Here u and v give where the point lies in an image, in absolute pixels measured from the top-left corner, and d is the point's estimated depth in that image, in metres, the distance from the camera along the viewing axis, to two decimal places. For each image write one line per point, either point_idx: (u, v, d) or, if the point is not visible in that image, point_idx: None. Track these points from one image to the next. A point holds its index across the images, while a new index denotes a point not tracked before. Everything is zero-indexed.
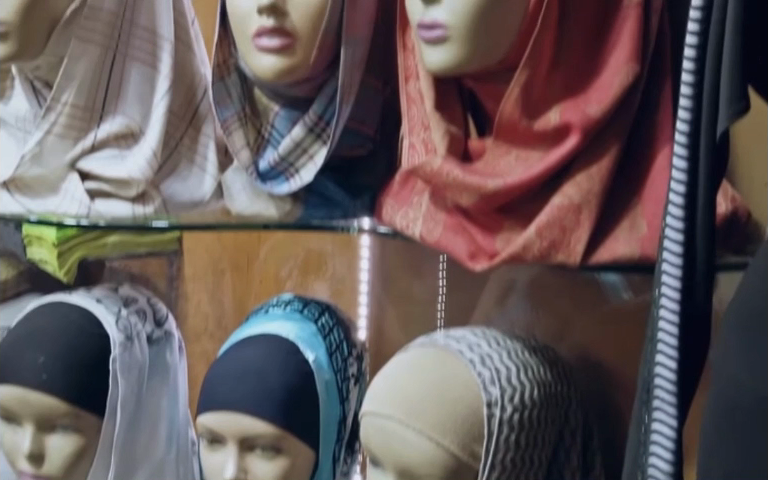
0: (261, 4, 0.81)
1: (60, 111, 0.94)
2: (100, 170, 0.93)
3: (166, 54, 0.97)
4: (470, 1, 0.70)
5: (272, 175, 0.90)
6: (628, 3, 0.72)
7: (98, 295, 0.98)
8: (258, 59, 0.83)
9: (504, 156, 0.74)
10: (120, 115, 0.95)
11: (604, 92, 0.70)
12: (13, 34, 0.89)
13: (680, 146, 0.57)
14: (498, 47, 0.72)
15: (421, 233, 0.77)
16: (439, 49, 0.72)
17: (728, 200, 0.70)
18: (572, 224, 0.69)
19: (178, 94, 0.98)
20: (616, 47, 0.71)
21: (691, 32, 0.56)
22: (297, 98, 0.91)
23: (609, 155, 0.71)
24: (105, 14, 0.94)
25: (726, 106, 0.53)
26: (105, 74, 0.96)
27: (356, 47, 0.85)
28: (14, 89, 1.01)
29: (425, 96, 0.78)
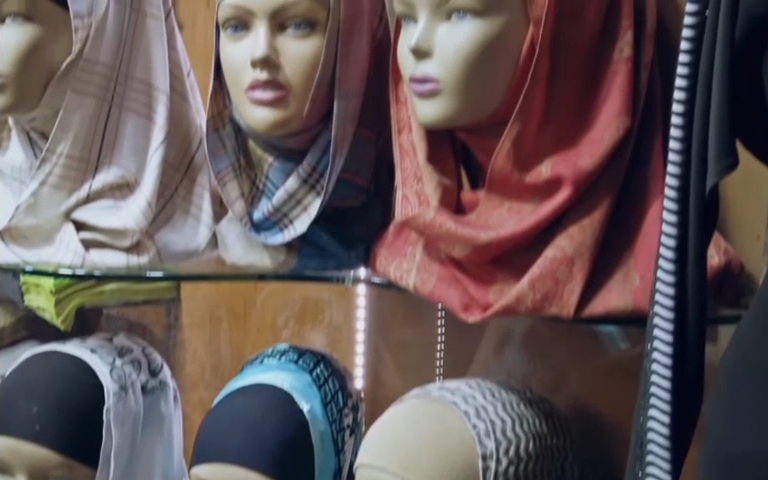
0: (254, 57, 0.82)
1: (56, 162, 0.94)
2: (93, 219, 0.92)
3: (161, 105, 0.97)
4: (461, 55, 0.70)
5: (266, 225, 0.90)
6: (618, 58, 0.72)
7: (92, 345, 0.97)
8: (251, 111, 0.83)
9: (496, 209, 0.74)
10: (115, 166, 0.95)
11: (595, 145, 0.70)
12: (10, 85, 0.89)
13: (670, 200, 0.56)
14: (490, 99, 0.72)
15: (415, 283, 0.77)
16: (431, 103, 0.73)
17: (720, 252, 0.69)
18: (564, 276, 0.68)
19: (173, 145, 0.98)
20: (606, 101, 0.71)
21: (679, 87, 0.56)
22: (291, 150, 0.91)
23: (601, 207, 0.70)
24: (101, 67, 0.95)
25: (714, 162, 0.53)
26: (101, 125, 0.96)
27: (348, 99, 0.85)
28: (11, 139, 1.01)
29: (418, 147, 0.79)
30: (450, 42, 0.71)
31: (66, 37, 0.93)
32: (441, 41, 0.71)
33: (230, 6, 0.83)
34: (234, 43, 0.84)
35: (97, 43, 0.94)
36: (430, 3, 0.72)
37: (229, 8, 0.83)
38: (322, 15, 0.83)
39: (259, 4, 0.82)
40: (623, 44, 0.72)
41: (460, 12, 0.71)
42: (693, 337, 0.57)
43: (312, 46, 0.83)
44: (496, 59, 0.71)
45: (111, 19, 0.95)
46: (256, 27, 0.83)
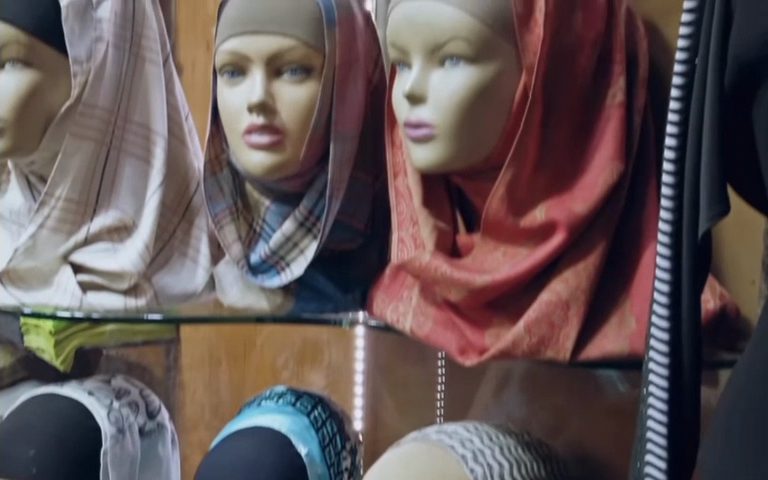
0: (251, 101, 0.82)
1: (54, 205, 0.93)
2: (91, 262, 0.92)
3: (158, 148, 0.97)
4: (454, 101, 0.71)
5: (263, 267, 0.90)
6: (610, 103, 0.72)
7: (90, 388, 0.97)
8: (250, 155, 0.84)
9: (492, 252, 0.74)
10: (113, 210, 0.95)
11: (589, 190, 0.70)
12: (10, 129, 0.89)
13: (663, 246, 0.56)
14: (483, 144, 0.72)
15: (412, 326, 0.77)
16: (425, 147, 0.73)
17: (716, 295, 0.69)
18: (560, 320, 0.68)
19: (171, 189, 0.98)
20: (600, 146, 0.71)
21: (670, 134, 0.56)
22: (288, 193, 0.91)
23: (596, 251, 0.70)
24: (100, 111, 0.94)
25: (706, 209, 0.53)
26: (99, 168, 0.95)
27: (345, 143, 0.85)
28: (10, 183, 1.01)
29: (413, 191, 0.79)
30: (443, 87, 0.72)
31: (65, 81, 0.92)
32: (435, 87, 0.72)
33: (227, 52, 0.83)
34: (231, 87, 0.84)
35: (95, 87, 0.93)
36: (423, 49, 0.72)
37: (227, 54, 0.84)
38: (318, 61, 0.83)
39: (256, 49, 0.82)
40: (615, 90, 0.72)
41: (453, 58, 0.71)
42: (688, 385, 0.57)
43: (308, 91, 0.83)
44: (489, 104, 0.71)
45: (110, 62, 0.94)
46: (253, 73, 0.83)
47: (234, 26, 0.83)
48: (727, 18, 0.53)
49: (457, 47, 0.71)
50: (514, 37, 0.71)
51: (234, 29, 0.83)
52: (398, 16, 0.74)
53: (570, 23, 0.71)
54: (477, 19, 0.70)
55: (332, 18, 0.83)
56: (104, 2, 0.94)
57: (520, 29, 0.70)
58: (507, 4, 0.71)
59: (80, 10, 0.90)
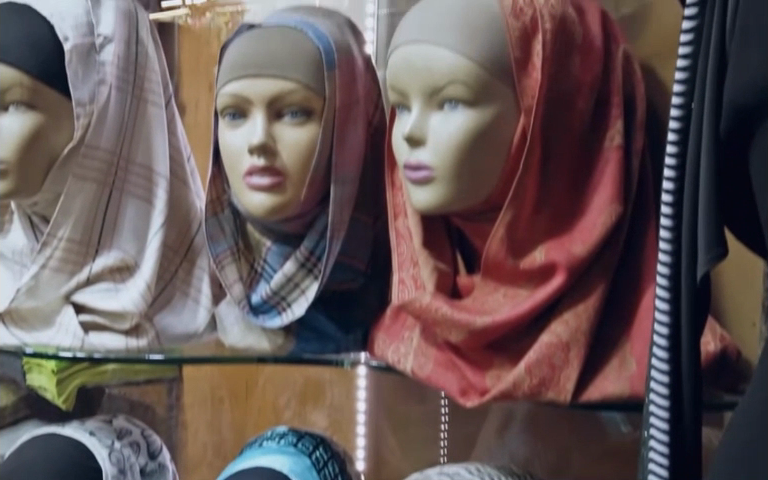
0: (252, 143, 0.83)
1: (57, 246, 0.93)
2: (93, 302, 0.92)
3: (161, 190, 0.97)
4: (453, 143, 0.71)
5: (264, 307, 0.90)
6: (608, 145, 0.72)
7: (91, 428, 0.96)
8: (250, 197, 0.84)
9: (492, 293, 0.74)
10: (115, 250, 0.94)
11: (588, 233, 0.70)
12: (12, 173, 0.89)
13: (662, 288, 0.56)
14: (483, 186, 0.72)
15: (413, 368, 0.77)
16: (425, 190, 0.73)
17: (716, 337, 0.69)
18: (560, 362, 0.68)
19: (172, 230, 0.98)
20: (598, 188, 0.72)
21: (667, 178, 0.56)
22: (289, 234, 0.91)
23: (596, 293, 0.70)
24: (101, 152, 0.94)
25: (704, 252, 0.53)
26: (101, 210, 0.95)
27: (346, 185, 0.86)
28: (12, 223, 1.01)
29: (413, 232, 0.79)
30: (442, 130, 0.72)
31: (67, 125, 0.92)
32: (435, 129, 0.72)
33: (229, 94, 0.84)
34: (233, 129, 0.85)
35: (98, 129, 0.93)
36: (423, 92, 0.72)
37: (228, 96, 0.84)
38: (317, 103, 0.84)
39: (257, 91, 0.83)
40: (613, 132, 0.73)
41: (452, 101, 0.72)
42: (689, 427, 0.56)
43: (308, 133, 0.84)
44: (489, 147, 0.71)
45: (112, 106, 0.94)
46: (254, 115, 0.84)
47: (234, 70, 0.84)
48: (721, 64, 0.54)
49: (456, 90, 0.71)
50: (513, 80, 0.71)
51: (235, 72, 0.84)
52: (397, 59, 0.74)
53: (567, 66, 0.71)
54: (475, 63, 0.70)
55: (332, 61, 0.84)
56: (106, 45, 0.93)
57: (517, 72, 0.71)
58: (505, 45, 0.70)
59: (83, 53, 0.91)
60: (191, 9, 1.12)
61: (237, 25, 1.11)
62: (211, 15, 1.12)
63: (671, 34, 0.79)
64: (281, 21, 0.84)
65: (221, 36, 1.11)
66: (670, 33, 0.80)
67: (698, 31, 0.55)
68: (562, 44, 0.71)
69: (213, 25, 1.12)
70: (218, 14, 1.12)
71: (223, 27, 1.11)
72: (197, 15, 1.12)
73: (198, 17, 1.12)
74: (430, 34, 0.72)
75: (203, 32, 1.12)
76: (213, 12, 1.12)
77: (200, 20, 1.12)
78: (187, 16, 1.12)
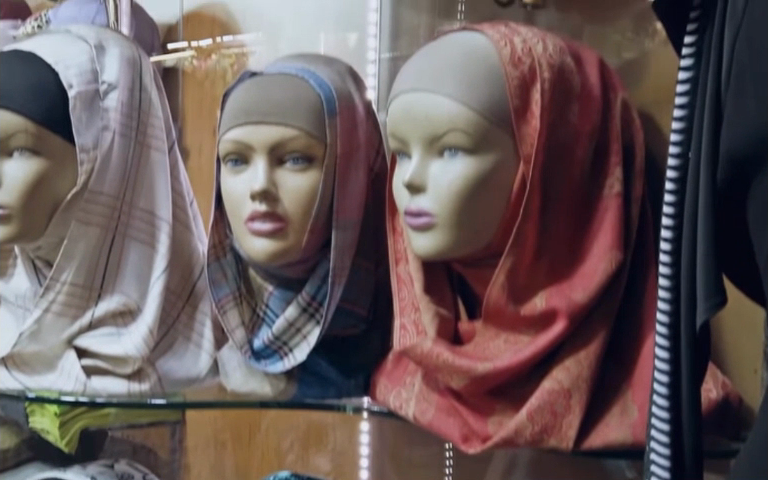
0: (253, 189, 0.83)
1: (59, 290, 0.92)
2: (99, 347, 0.91)
3: (163, 234, 0.96)
4: (453, 190, 0.71)
5: (266, 352, 0.89)
6: (607, 194, 0.73)
7: (93, 472, 0.96)
8: (252, 242, 0.84)
9: (493, 339, 0.73)
10: (118, 294, 0.93)
11: (588, 279, 0.70)
12: (16, 217, 0.89)
13: (661, 337, 0.57)
14: (483, 232, 0.72)
15: (414, 413, 0.77)
16: (426, 235, 0.73)
17: (718, 384, 0.68)
18: (562, 409, 0.68)
19: (175, 274, 0.97)
20: (598, 235, 0.72)
21: (666, 227, 0.57)
22: (291, 279, 0.89)
23: (597, 340, 0.70)
24: (105, 197, 0.93)
25: (703, 301, 0.53)
26: (104, 253, 0.94)
27: (347, 230, 0.86)
28: (15, 267, 1.01)
29: (414, 277, 0.79)
30: (442, 178, 0.72)
31: (71, 169, 0.92)
32: (435, 177, 0.72)
33: (231, 140, 0.85)
34: (234, 175, 0.85)
35: (101, 175, 0.92)
36: (423, 139, 0.73)
37: (229, 142, 0.85)
38: (318, 150, 0.84)
39: (259, 138, 0.83)
40: (612, 180, 0.73)
41: (452, 149, 0.72)
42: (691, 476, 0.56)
43: (309, 179, 0.84)
44: (488, 194, 0.72)
45: (116, 152, 0.93)
46: (255, 161, 0.84)
47: (236, 117, 0.84)
48: (717, 113, 0.54)
49: (456, 138, 0.71)
50: (512, 128, 0.71)
51: (237, 119, 0.84)
52: (397, 108, 0.74)
53: (566, 115, 0.72)
54: (474, 111, 0.70)
55: (334, 108, 0.85)
56: (110, 92, 0.93)
57: (516, 120, 0.71)
58: (503, 95, 0.70)
59: (87, 100, 0.91)
60: (197, 50, 1.14)
61: (243, 66, 1.12)
62: (216, 57, 1.13)
63: (665, 83, 0.81)
64: (282, 69, 0.85)
65: (227, 77, 1.12)
66: (669, 83, 0.80)
67: (693, 82, 0.56)
68: (561, 93, 0.72)
69: (219, 66, 1.13)
70: (224, 56, 1.13)
71: (229, 68, 1.12)
72: (203, 57, 1.14)
73: (204, 58, 1.14)
74: (428, 83, 0.72)
75: (209, 74, 1.13)
76: (219, 54, 1.13)
77: (206, 61, 1.13)
78: (193, 58, 1.14)
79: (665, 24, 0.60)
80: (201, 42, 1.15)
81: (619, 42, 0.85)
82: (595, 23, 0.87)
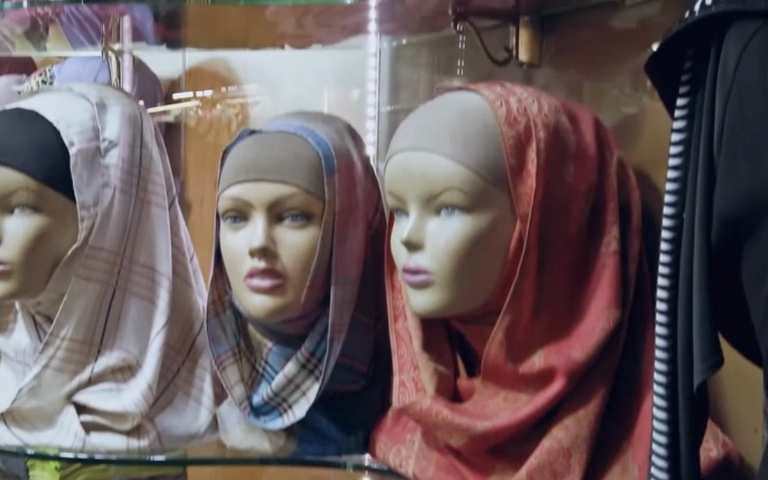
0: (252, 246, 0.83)
1: (59, 346, 0.92)
2: (96, 402, 0.91)
3: (163, 290, 0.95)
4: (451, 248, 0.71)
5: (265, 409, 0.89)
6: (604, 251, 0.73)
7: None
8: (251, 299, 0.84)
9: (492, 397, 0.73)
10: (117, 349, 0.93)
11: (587, 337, 0.70)
12: (16, 272, 0.89)
13: (660, 397, 0.57)
14: (481, 290, 0.72)
15: (414, 471, 0.76)
16: (424, 293, 0.73)
17: (718, 442, 0.68)
18: (562, 468, 0.68)
19: (175, 328, 0.96)
20: (596, 293, 0.72)
21: (662, 286, 0.57)
22: (290, 336, 0.89)
23: (596, 399, 0.70)
24: (105, 253, 0.93)
25: (699, 361, 0.53)
26: (104, 310, 0.93)
27: (346, 286, 0.86)
28: (15, 322, 0.99)
29: (413, 335, 0.78)
30: (440, 236, 0.72)
31: (72, 225, 0.92)
32: (432, 235, 0.72)
33: (230, 197, 0.85)
34: (234, 232, 0.85)
35: (101, 231, 0.92)
36: (420, 197, 0.73)
37: (229, 200, 0.85)
38: (317, 207, 0.84)
39: (257, 196, 0.84)
40: (609, 238, 0.73)
41: (449, 207, 0.72)
42: None
43: (308, 236, 0.84)
44: (485, 252, 0.71)
45: (116, 208, 0.93)
46: (254, 219, 0.84)
47: (235, 174, 0.85)
48: (710, 176, 0.54)
49: (453, 197, 0.71)
50: (508, 188, 0.71)
51: (236, 176, 0.85)
52: (394, 167, 0.75)
53: (562, 174, 0.72)
54: (471, 170, 0.71)
55: (332, 166, 0.85)
56: (110, 149, 0.93)
57: (512, 180, 0.71)
58: (500, 155, 0.71)
59: (88, 157, 0.91)
60: (201, 100, 1.15)
61: (247, 116, 1.12)
62: (221, 106, 1.14)
63: (662, 142, 0.80)
64: (280, 127, 0.86)
65: (232, 127, 1.12)
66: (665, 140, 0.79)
67: (686, 143, 0.56)
68: (556, 152, 0.72)
69: (223, 116, 1.13)
70: (228, 106, 1.14)
71: (233, 118, 1.13)
72: (208, 107, 1.14)
73: (208, 108, 1.14)
74: (425, 142, 0.72)
75: (214, 122, 1.13)
76: (223, 104, 1.14)
77: (210, 111, 1.14)
78: (197, 108, 1.14)
79: (659, 85, 0.60)
80: (204, 92, 1.15)
81: (617, 97, 0.84)
82: (594, 77, 0.87)
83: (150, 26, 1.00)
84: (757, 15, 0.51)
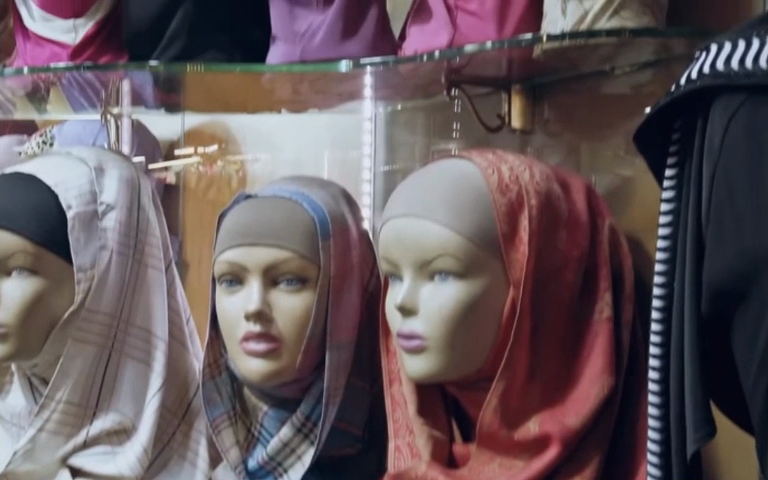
0: (248, 310, 0.83)
1: (55, 408, 0.91)
2: (91, 467, 0.90)
3: (159, 353, 0.95)
4: (444, 314, 0.71)
5: (260, 472, 0.88)
6: (598, 317, 0.73)
7: None
8: (246, 362, 0.84)
9: (487, 463, 0.71)
10: (113, 411, 0.93)
11: (581, 404, 0.70)
12: (12, 335, 0.88)
13: (654, 467, 0.56)
14: (476, 356, 0.72)
15: None
16: (418, 359, 0.72)
17: None
18: None
19: (170, 391, 0.96)
20: (589, 360, 0.72)
21: (653, 355, 0.57)
22: (287, 399, 0.88)
23: (592, 465, 0.70)
24: (101, 316, 0.93)
25: (693, 431, 0.53)
26: (100, 373, 0.93)
27: (341, 351, 0.85)
28: (12, 383, 0.99)
29: (407, 400, 0.78)
30: (433, 302, 0.72)
31: (70, 287, 0.92)
32: (426, 300, 0.72)
33: (226, 261, 0.85)
34: (229, 296, 0.86)
35: (98, 294, 0.92)
36: (414, 264, 0.73)
37: (225, 263, 0.85)
38: (312, 271, 0.84)
39: (254, 260, 0.84)
40: (602, 304, 0.73)
41: (443, 273, 0.72)
42: None
43: (303, 300, 0.84)
44: (479, 319, 0.71)
45: (113, 271, 0.93)
46: (250, 282, 0.84)
47: (233, 238, 0.85)
48: (699, 247, 0.55)
49: (447, 263, 0.71)
50: (500, 254, 0.72)
51: (233, 240, 0.85)
52: (388, 232, 0.75)
53: (554, 240, 0.72)
54: (465, 237, 0.71)
55: (327, 231, 0.85)
56: (108, 212, 0.94)
57: (505, 246, 0.71)
58: (491, 222, 0.71)
59: (86, 221, 0.91)
60: (203, 156, 1.15)
61: (247, 174, 1.13)
62: (222, 162, 1.14)
63: (650, 210, 0.81)
64: (277, 191, 0.87)
65: (232, 184, 1.13)
66: (655, 213, 0.81)
67: (675, 213, 0.57)
68: (549, 220, 0.72)
69: (224, 172, 1.14)
70: (229, 162, 1.14)
71: (235, 175, 1.14)
72: (208, 163, 1.15)
73: (209, 164, 1.15)
74: (419, 208, 0.73)
75: (214, 180, 1.14)
76: (224, 160, 1.14)
77: (211, 167, 1.15)
78: (199, 164, 1.15)
79: (647, 155, 0.61)
80: (206, 147, 1.15)
81: (612, 159, 0.85)
82: (588, 139, 0.88)
83: (150, 91, 1.00)
84: (741, 89, 0.52)
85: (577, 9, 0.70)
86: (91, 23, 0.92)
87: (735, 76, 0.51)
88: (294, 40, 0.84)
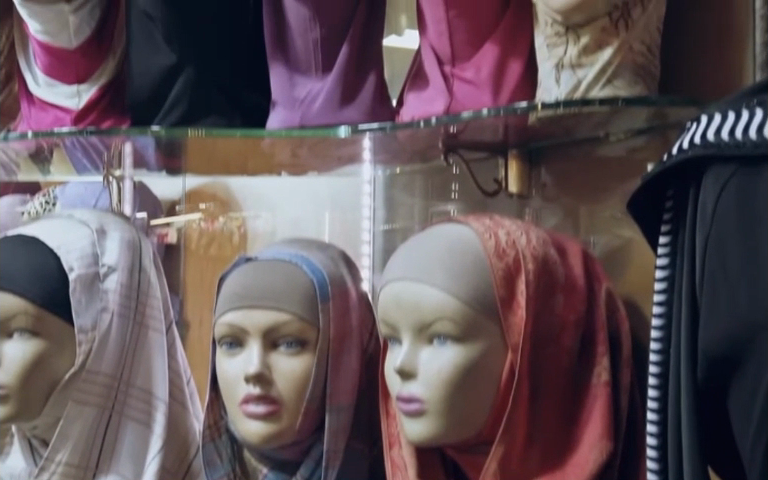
0: (248, 372, 0.83)
1: (54, 470, 0.91)
2: None
3: (160, 414, 0.95)
4: (443, 378, 0.71)
5: None
6: (597, 381, 0.73)
7: None
8: (246, 423, 0.83)
9: None
10: (112, 474, 0.92)
11: (579, 469, 0.69)
12: (12, 397, 0.88)
13: None
14: (474, 420, 0.71)
15: None
16: (417, 422, 0.72)
17: None
18: None
19: (170, 452, 0.95)
20: (588, 424, 0.72)
21: (651, 421, 0.57)
22: (286, 462, 0.87)
23: None
24: (101, 377, 0.92)
25: None
26: (99, 436, 0.93)
27: (341, 413, 0.85)
28: (13, 444, 0.99)
29: (407, 464, 0.77)
30: (432, 366, 0.72)
31: (70, 349, 0.92)
32: (425, 363, 0.72)
33: (226, 323, 0.86)
34: (229, 358, 0.86)
35: (98, 355, 0.92)
36: (412, 328, 0.73)
37: (225, 325, 0.86)
38: (312, 334, 0.85)
39: (254, 323, 0.84)
40: (600, 368, 0.73)
41: (441, 337, 0.72)
42: None
43: (303, 363, 0.84)
44: (477, 383, 0.71)
45: (114, 333, 0.93)
46: (250, 345, 0.85)
47: (233, 301, 0.86)
48: (694, 314, 0.55)
49: (445, 327, 0.72)
50: (498, 317, 0.72)
51: (233, 303, 0.85)
52: (387, 296, 0.75)
53: (550, 305, 0.73)
54: (462, 301, 0.71)
55: (326, 293, 0.86)
56: (109, 274, 0.94)
57: (503, 310, 0.72)
58: (489, 286, 0.72)
59: (87, 283, 0.92)
60: (205, 213, 1.16)
61: (249, 229, 1.15)
62: (223, 219, 1.15)
63: (646, 271, 0.81)
64: (277, 254, 0.87)
65: (233, 240, 1.14)
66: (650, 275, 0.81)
67: (670, 280, 0.57)
68: (545, 285, 0.73)
69: (225, 229, 1.15)
70: (231, 218, 1.15)
71: (236, 231, 1.15)
72: (210, 219, 1.16)
73: (211, 220, 1.16)
74: (417, 272, 0.73)
75: (215, 236, 1.15)
76: (226, 216, 1.15)
77: (213, 223, 1.16)
78: (200, 220, 1.16)
79: (640, 223, 0.61)
80: (208, 204, 1.16)
81: (609, 221, 0.86)
82: (587, 203, 0.88)
83: (152, 153, 1.01)
84: (732, 160, 0.52)
85: (572, 78, 0.71)
86: (95, 87, 0.94)
87: (726, 146, 0.52)
88: (294, 105, 0.85)
